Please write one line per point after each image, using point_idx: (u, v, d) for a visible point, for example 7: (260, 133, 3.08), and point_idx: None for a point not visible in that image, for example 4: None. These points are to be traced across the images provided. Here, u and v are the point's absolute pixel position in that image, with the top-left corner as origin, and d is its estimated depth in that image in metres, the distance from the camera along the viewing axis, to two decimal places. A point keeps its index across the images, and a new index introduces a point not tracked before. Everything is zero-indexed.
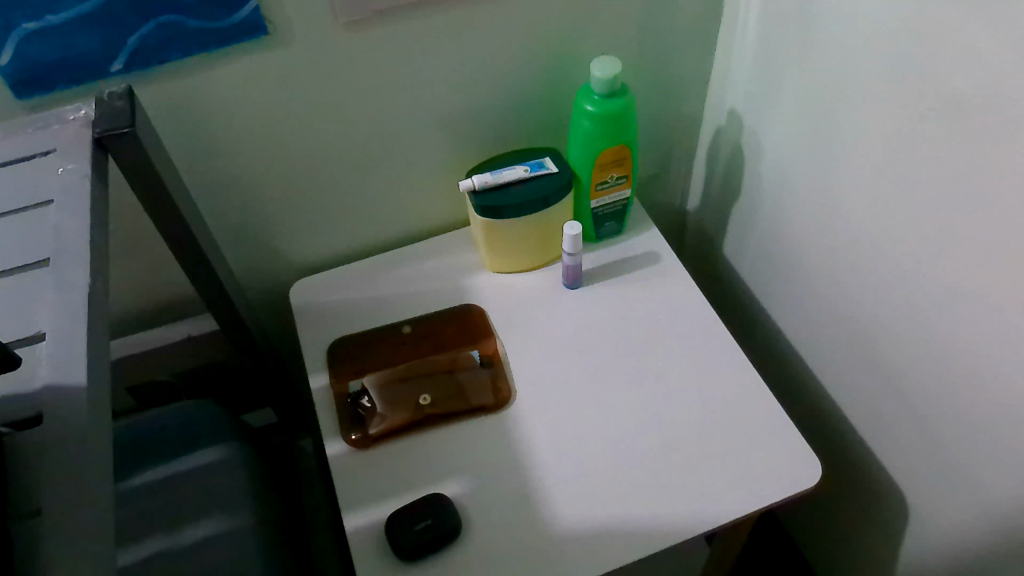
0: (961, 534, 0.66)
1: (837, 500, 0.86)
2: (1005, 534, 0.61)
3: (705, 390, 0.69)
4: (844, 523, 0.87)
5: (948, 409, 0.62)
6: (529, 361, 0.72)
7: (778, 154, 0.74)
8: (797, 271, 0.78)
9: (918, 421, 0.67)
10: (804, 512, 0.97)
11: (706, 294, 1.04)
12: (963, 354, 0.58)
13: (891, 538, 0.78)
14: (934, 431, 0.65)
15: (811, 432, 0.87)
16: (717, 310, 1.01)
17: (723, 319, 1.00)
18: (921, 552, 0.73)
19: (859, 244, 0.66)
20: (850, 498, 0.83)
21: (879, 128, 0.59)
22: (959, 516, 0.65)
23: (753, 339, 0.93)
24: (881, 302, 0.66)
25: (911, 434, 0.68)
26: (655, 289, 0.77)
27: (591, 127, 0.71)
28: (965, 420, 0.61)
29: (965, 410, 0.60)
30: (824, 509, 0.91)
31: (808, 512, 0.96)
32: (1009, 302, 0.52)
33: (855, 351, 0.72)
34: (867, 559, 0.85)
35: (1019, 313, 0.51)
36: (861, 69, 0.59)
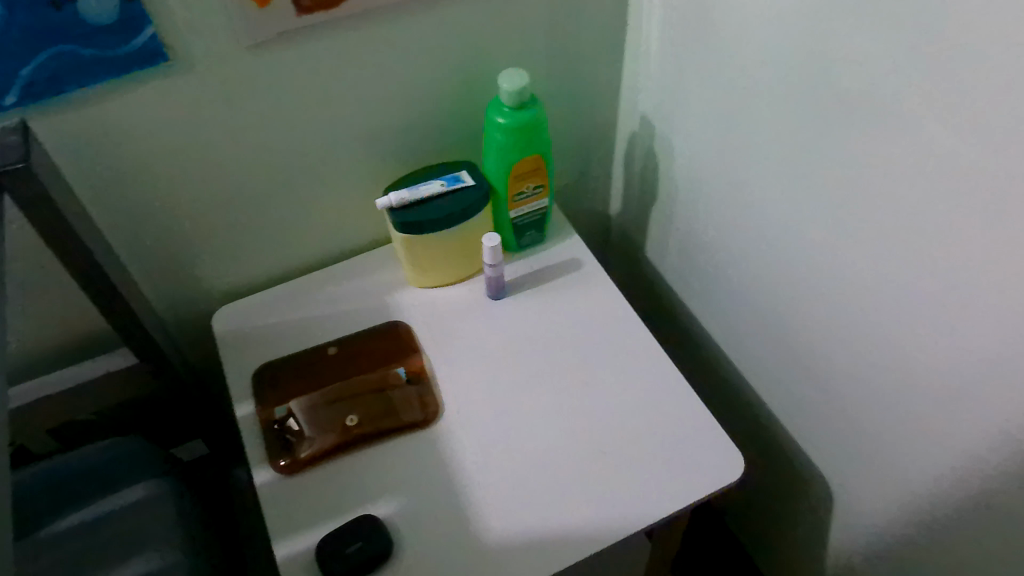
0: (881, 515, 0.68)
1: (766, 488, 0.89)
2: (920, 512, 0.63)
3: (630, 394, 0.70)
4: (776, 513, 0.89)
5: (864, 394, 0.65)
6: (456, 376, 0.72)
7: (690, 156, 0.76)
8: (715, 270, 0.79)
9: (836, 409, 0.69)
10: (738, 503, 0.99)
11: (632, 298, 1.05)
12: (873, 339, 0.61)
13: (818, 524, 0.80)
14: (851, 417, 0.67)
15: (739, 427, 0.88)
16: (644, 313, 1.02)
17: (650, 321, 1.01)
18: (846, 537, 0.76)
19: (770, 239, 0.68)
20: (781, 488, 0.85)
21: (780, 126, 0.61)
22: (879, 497, 0.68)
23: (679, 340, 0.94)
24: (795, 295, 0.68)
25: (831, 422, 0.70)
26: (578, 294, 0.77)
27: (503, 139, 0.71)
28: (881, 402, 0.63)
29: (880, 393, 0.63)
30: (757, 501, 0.93)
31: (741, 502, 0.98)
32: (907, 288, 0.54)
33: (775, 345, 0.74)
34: (799, 546, 0.87)
35: (917, 295, 0.54)
36: (760, 72, 0.61)
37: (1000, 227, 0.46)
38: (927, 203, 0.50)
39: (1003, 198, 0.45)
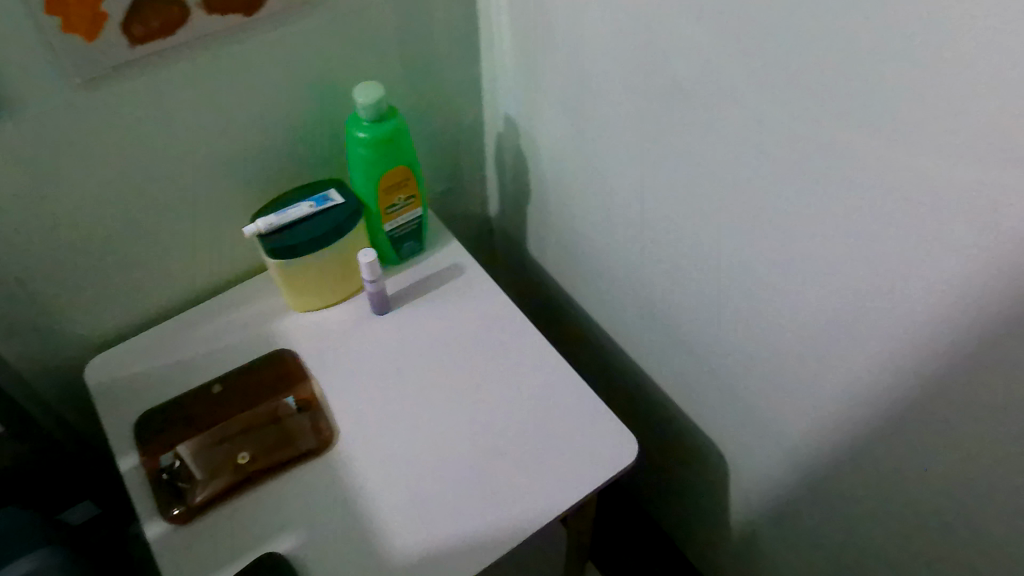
0: (771, 476, 0.71)
1: (669, 464, 0.91)
2: (803, 468, 0.66)
3: (523, 392, 0.70)
4: (680, 486, 0.92)
5: (739, 365, 0.67)
6: (348, 397, 0.71)
7: (554, 151, 0.77)
8: (593, 260, 0.81)
9: (717, 382, 0.71)
10: (644, 482, 1.02)
11: (521, 295, 1.06)
12: (739, 312, 0.63)
13: (716, 491, 0.83)
14: (732, 388, 0.70)
15: (636, 409, 0.91)
16: (535, 309, 1.03)
17: (541, 316, 1.02)
18: (744, 500, 0.79)
19: (636, 226, 0.70)
20: (682, 462, 0.88)
21: (629, 117, 0.63)
22: (766, 459, 0.71)
23: (570, 331, 0.96)
24: (665, 277, 0.70)
25: (715, 394, 0.73)
26: (463, 300, 0.77)
27: (366, 153, 0.70)
28: (755, 371, 0.66)
29: (753, 362, 0.65)
30: (662, 477, 0.95)
31: (649, 480, 1.00)
32: (761, 259, 0.57)
33: (655, 327, 0.76)
34: (706, 515, 0.89)
35: (769, 266, 0.57)
36: (603, 66, 0.63)
37: (822, 201, 0.48)
38: (762, 182, 0.53)
39: (820, 174, 0.47)
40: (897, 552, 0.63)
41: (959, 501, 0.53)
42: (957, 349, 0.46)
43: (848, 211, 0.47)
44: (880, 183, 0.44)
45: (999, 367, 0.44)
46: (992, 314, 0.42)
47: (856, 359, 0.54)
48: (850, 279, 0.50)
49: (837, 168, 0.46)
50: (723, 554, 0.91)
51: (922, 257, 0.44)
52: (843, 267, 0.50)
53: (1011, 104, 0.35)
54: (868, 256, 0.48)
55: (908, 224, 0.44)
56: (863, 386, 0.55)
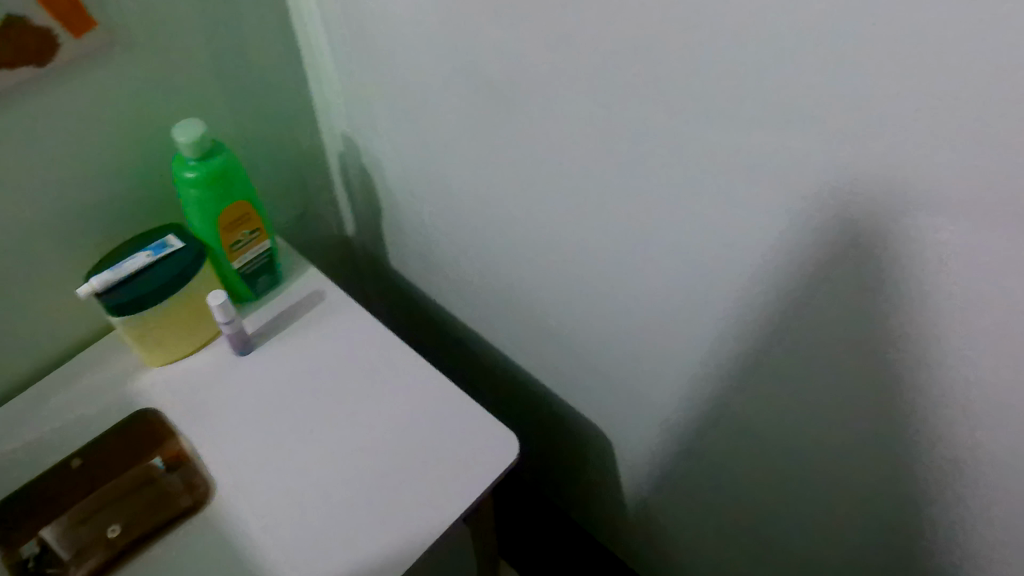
0: (653, 450, 0.73)
1: (562, 454, 0.92)
2: (680, 437, 0.68)
3: (399, 409, 0.69)
4: (577, 474, 0.92)
5: (604, 348, 0.68)
6: (219, 446, 0.67)
7: (395, 163, 0.76)
8: (453, 266, 0.80)
9: (588, 368, 0.72)
10: (542, 476, 1.02)
11: (393, 312, 1.04)
12: (594, 297, 0.64)
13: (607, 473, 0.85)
14: (602, 371, 0.71)
15: (522, 406, 0.90)
16: (409, 324, 1.02)
17: (416, 330, 1.01)
18: (632, 477, 0.81)
19: (486, 227, 0.70)
20: (572, 451, 0.88)
21: (459, 120, 0.63)
22: (646, 435, 0.72)
23: (446, 340, 0.95)
24: (522, 273, 0.70)
25: (588, 380, 0.74)
26: (328, 326, 0.75)
27: (198, 193, 0.68)
28: (618, 352, 0.67)
29: (615, 344, 0.66)
30: (559, 469, 0.96)
31: (547, 472, 1.00)
32: (604, 242, 0.58)
33: (522, 323, 0.76)
34: (605, 498, 0.91)
35: (612, 248, 0.58)
36: (425, 73, 0.63)
37: (647, 177, 0.50)
38: (591, 167, 0.54)
39: (642, 151, 0.49)
40: (773, 504, 0.66)
41: (812, 445, 0.56)
42: (781, 302, 0.48)
43: (672, 183, 0.49)
44: (694, 152, 0.46)
45: (820, 311, 0.47)
46: (803, 264, 0.45)
47: (699, 326, 0.56)
48: (682, 249, 0.52)
49: (655, 142, 0.47)
50: (627, 529, 0.93)
51: (740, 218, 0.46)
52: (677, 239, 0.52)
53: (792, 60, 0.37)
54: (696, 223, 0.49)
55: (724, 189, 0.46)
56: (711, 353, 0.57)
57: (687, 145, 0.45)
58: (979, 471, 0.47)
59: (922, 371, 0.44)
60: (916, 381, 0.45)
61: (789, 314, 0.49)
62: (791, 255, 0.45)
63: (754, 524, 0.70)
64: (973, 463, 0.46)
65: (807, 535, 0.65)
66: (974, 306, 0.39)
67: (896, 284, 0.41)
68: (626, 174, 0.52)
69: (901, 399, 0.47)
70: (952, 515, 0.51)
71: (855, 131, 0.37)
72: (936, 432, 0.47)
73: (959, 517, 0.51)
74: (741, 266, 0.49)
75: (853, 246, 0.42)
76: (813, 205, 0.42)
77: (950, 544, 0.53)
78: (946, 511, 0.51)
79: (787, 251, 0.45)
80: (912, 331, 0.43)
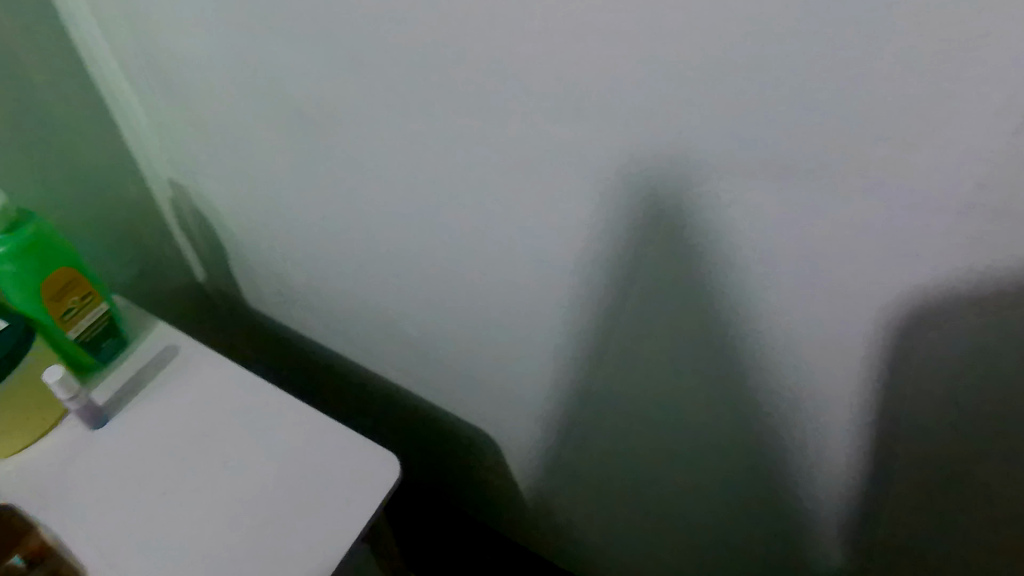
0: (534, 444, 0.74)
1: (453, 464, 0.91)
2: (555, 428, 0.69)
3: (272, 452, 0.66)
4: (471, 480, 0.92)
5: (465, 358, 0.68)
6: (82, 530, 0.63)
7: (228, 203, 0.73)
8: (307, 299, 0.78)
9: (456, 377, 0.72)
10: (441, 490, 1.01)
11: (260, 354, 1.00)
12: (444, 309, 0.64)
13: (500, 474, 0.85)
14: (469, 379, 0.71)
15: (405, 425, 0.89)
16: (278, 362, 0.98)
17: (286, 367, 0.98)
18: (524, 474, 0.81)
19: (329, 255, 0.69)
20: (462, 459, 0.88)
21: (280, 151, 0.61)
22: (524, 431, 0.73)
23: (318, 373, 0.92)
24: (373, 297, 0.69)
25: (459, 390, 0.74)
26: (184, 381, 0.72)
27: (11, 268, 0.63)
28: (479, 359, 0.67)
29: (473, 353, 0.66)
30: (454, 479, 0.95)
31: (442, 484, 0.99)
32: (442, 252, 0.58)
33: (385, 345, 0.75)
34: (503, 498, 0.91)
35: (450, 257, 0.58)
36: (236, 108, 0.61)
37: (469, 181, 0.50)
38: (415, 179, 0.53)
39: (459, 159, 0.49)
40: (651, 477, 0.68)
41: (671, 415, 0.58)
42: (612, 285, 0.50)
43: (492, 184, 0.49)
44: (504, 152, 0.46)
45: (644, 289, 0.49)
46: (622, 244, 0.47)
47: (549, 320, 0.57)
48: (516, 248, 0.53)
49: (468, 147, 0.48)
50: (527, 525, 0.94)
51: (559, 210, 0.47)
52: (508, 238, 0.52)
53: (570, 54, 0.38)
54: (521, 219, 0.50)
55: (540, 182, 0.47)
56: (564, 344, 0.58)
57: (502, 142, 0.46)
58: (814, 411, 0.50)
59: (744, 329, 0.47)
60: (743, 341, 0.47)
61: (620, 295, 0.50)
62: (608, 238, 0.47)
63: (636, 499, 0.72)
64: (808, 405, 0.50)
65: (682, 503, 0.67)
66: (773, 258, 0.41)
67: (703, 251, 0.44)
68: (449, 183, 0.52)
69: (730, 359, 0.49)
70: (802, 455, 0.54)
71: (639, 113, 0.39)
72: (770, 384, 0.50)
73: (808, 456, 0.54)
74: (569, 254, 0.50)
75: (659, 222, 0.44)
76: (616, 185, 0.43)
77: (806, 485, 0.57)
78: (795, 453, 0.54)
79: (606, 233, 0.47)
80: (724, 294, 0.45)
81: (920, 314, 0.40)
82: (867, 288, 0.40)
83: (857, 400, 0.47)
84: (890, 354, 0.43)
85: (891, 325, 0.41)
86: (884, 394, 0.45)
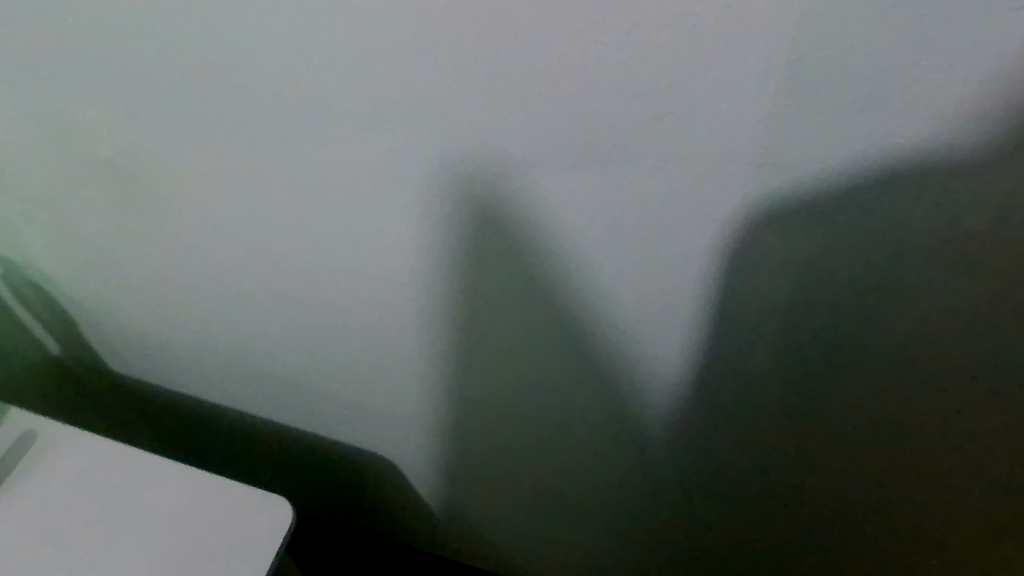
0: (440, 463, 0.70)
1: (361, 502, 0.86)
2: (456, 441, 0.66)
3: (137, 524, 0.58)
4: (382, 515, 0.87)
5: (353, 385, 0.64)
6: None
7: (70, 267, 0.67)
8: (175, 355, 0.72)
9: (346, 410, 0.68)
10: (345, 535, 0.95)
11: (131, 433, 0.91)
12: (321, 334, 0.60)
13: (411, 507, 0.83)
14: (362, 408, 0.67)
15: (305, 469, 0.84)
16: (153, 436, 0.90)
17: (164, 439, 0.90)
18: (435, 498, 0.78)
19: (189, 303, 0.64)
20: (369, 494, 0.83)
21: (112, 201, 0.56)
22: (426, 452, 0.69)
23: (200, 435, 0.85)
24: (245, 339, 0.65)
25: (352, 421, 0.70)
26: (28, 467, 0.62)
27: None
28: (366, 382, 0.63)
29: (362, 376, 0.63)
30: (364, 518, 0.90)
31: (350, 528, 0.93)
32: (305, 276, 0.54)
33: (266, 388, 0.70)
34: (418, 527, 0.86)
35: (315, 279, 0.54)
36: (54, 163, 0.55)
37: (315, 194, 0.47)
38: (259, 203, 0.50)
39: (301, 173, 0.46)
40: (551, 486, 0.68)
41: (553, 413, 0.59)
42: (481, 273, 0.48)
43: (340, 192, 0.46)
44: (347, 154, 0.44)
45: (516, 274, 0.47)
46: (484, 231, 0.45)
47: (413, 339, 0.56)
48: (378, 256, 0.50)
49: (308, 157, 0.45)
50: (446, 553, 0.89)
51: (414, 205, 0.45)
52: (370, 246, 0.49)
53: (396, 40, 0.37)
54: (379, 223, 0.47)
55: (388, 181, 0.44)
56: (450, 347, 0.56)
57: (324, 164, 0.45)
58: (697, 365, 0.50)
59: (622, 295, 0.46)
60: (593, 318, 0.49)
61: (492, 282, 0.49)
62: (469, 227, 0.45)
63: (547, 500, 0.70)
64: (689, 359, 0.50)
65: (598, 494, 0.66)
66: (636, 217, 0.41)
67: (565, 224, 0.43)
68: (293, 202, 0.49)
69: (616, 328, 0.49)
70: (682, 429, 0.56)
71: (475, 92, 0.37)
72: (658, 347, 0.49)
73: (702, 415, 0.54)
74: (433, 252, 0.48)
75: (517, 200, 0.42)
76: (440, 190, 0.44)
77: (711, 446, 0.56)
78: (689, 414, 0.54)
79: (466, 223, 0.45)
80: (595, 262, 0.45)
81: (746, 268, 0.42)
82: (696, 250, 0.42)
83: (735, 346, 0.47)
84: (732, 312, 0.45)
85: (725, 285, 0.43)
86: (765, 334, 0.46)
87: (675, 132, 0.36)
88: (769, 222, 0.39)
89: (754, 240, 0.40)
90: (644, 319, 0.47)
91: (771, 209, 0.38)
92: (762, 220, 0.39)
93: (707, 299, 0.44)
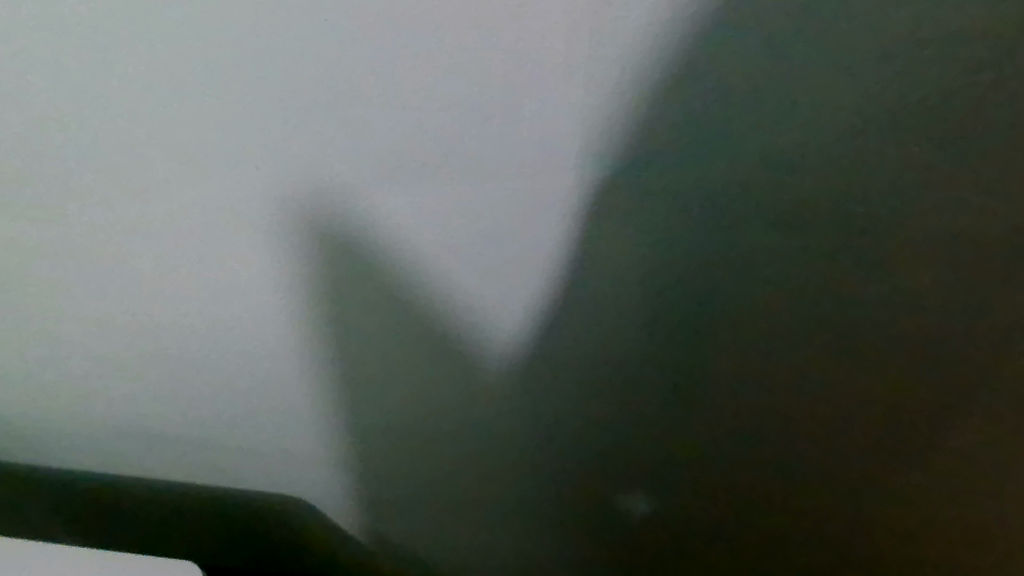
0: (375, 474, 0.65)
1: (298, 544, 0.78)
2: (388, 446, 0.61)
3: None
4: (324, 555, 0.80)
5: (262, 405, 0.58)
6: None
7: None
8: (52, 421, 0.64)
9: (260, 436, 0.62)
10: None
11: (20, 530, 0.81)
12: (213, 355, 0.54)
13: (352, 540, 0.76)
14: (277, 429, 0.61)
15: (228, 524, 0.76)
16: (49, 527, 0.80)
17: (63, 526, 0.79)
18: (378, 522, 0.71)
19: (54, 356, 0.56)
20: (306, 531, 0.76)
21: None
22: (357, 464, 0.64)
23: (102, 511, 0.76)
24: (129, 382, 0.58)
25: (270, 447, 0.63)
26: None
27: None
28: (275, 398, 0.57)
29: (268, 392, 0.57)
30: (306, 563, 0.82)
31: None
32: (180, 292, 0.48)
33: (165, 434, 0.63)
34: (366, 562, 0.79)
35: (190, 293, 0.48)
36: None
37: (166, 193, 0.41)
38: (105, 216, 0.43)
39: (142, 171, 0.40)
40: (480, 507, 0.66)
41: (456, 432, 0.57)
42: (376, 249, 0.43)
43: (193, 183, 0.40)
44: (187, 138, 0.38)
45: (414, 241, 0.42)
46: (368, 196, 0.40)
47: (301, 359, 0.53)
48: (257, 250, 0.44)
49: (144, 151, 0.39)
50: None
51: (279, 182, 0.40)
52: (244, 241, 0.44)
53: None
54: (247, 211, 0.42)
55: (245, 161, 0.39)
56: (357, 340, 0.50)
57: (152, 220, 0.43)
58: (628, 310, 0.46)
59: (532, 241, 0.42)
60: (475, 304, 0.47)
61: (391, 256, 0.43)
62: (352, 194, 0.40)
63: (498, 496, 0.65)
64: (618, 306, 0.46)
65: (551, 476, 0.61)
66: (530, 146, 0.37)
67: (456, 168, 0.38)
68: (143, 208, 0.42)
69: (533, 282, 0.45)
70: (626, 386, 0.52)
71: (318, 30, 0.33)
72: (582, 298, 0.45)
73: (644, 369, 0.50)
74: (315, 233, 0.42)
75: (396, 153, 0.38)
76: (309, 156, 0.38)
77: (659, 398, 0.52)
78: (631, 368, 0.50)
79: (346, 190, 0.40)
80: (498, 207, 0.40)
81: (634, 204, 0.39)
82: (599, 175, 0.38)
83: (663, 277, 0.43)
84: (631, 255, 0.42)
85: (577, 265, 0.43)
86: (693, 256, 0.42)
87: (486, 120, 0.36)
88: (599, 192, 0.39)
89: (591, 213, 0.40)
90: (509, 312, 0.47)
91: (598, 180, 0.38)
92: (591, 191, 0.39)
93: (565, 282, 0.44)
